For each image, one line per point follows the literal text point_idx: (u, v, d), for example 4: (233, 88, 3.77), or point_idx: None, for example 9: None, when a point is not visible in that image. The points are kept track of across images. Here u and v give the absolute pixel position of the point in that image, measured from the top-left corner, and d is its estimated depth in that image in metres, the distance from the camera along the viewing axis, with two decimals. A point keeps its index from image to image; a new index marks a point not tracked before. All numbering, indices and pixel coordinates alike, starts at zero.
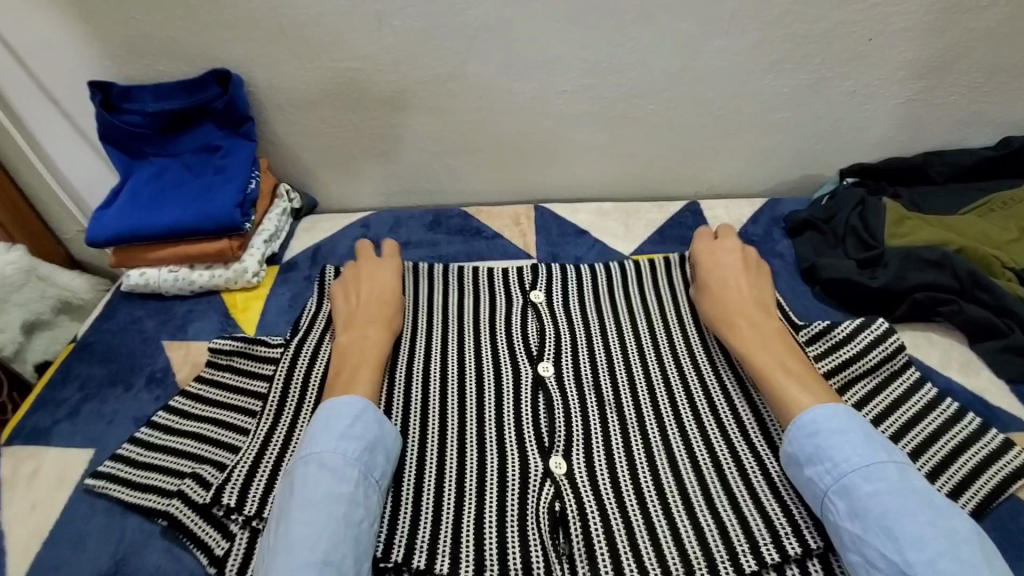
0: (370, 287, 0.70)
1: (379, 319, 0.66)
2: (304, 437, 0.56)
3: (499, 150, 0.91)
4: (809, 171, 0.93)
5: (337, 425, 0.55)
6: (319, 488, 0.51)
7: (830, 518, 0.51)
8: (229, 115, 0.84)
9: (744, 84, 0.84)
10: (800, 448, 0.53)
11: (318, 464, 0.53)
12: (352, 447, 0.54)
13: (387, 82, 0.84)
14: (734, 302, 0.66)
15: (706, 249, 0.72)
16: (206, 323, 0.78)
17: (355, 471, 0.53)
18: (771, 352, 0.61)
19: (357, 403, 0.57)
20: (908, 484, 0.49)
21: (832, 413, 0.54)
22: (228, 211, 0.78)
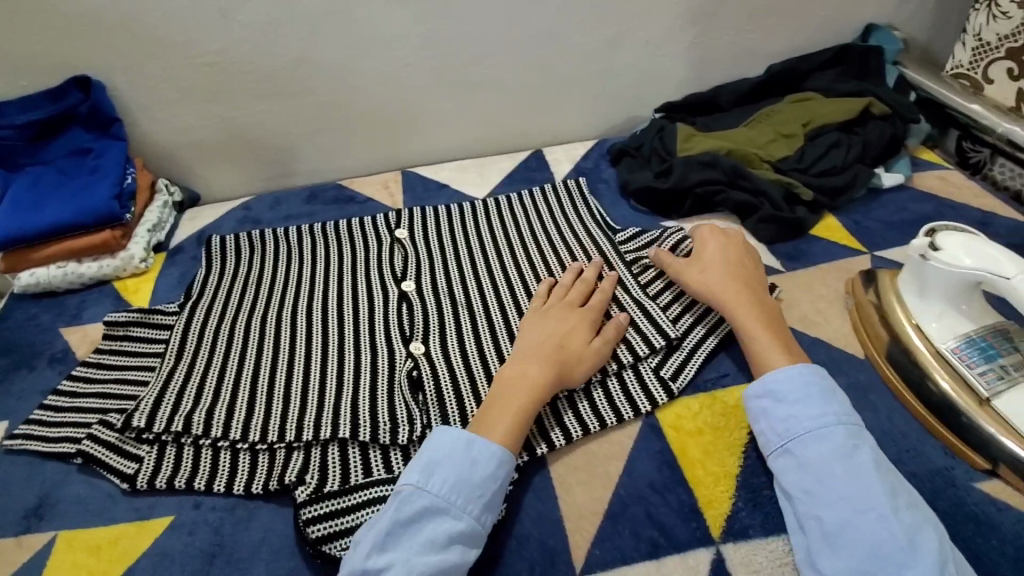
0: (573, 318, 0.66)
1: (549, 357, 0.62)
2: (435, 470, 0.53)
3: (361, 125, 1.02)
4: (630, 113, 1.11)
5: (484, 486, 0.53)
6: (454, 564, 0.49)
7: (801, 455, 0.53)
8: (96, 118, 0.91)
9: (558, 45, 0.99)
10: (790, 389, 0.56)
11: (457, 522, 0.51)
12: (483, 514, 0.53)
13: (244, 73, 0.93)
14: (732, 276, 0.68)
15: (713, 229, 0.75)
16: (100, 307, 0.85)
17: (479, 547, 0.52)
18: (762, 321, 0.63)
19: (507, 466, 0.55)
20: (885, 455, 0.53)
21: (826, 378, 0.58)
22: (106, 203, 0.85)
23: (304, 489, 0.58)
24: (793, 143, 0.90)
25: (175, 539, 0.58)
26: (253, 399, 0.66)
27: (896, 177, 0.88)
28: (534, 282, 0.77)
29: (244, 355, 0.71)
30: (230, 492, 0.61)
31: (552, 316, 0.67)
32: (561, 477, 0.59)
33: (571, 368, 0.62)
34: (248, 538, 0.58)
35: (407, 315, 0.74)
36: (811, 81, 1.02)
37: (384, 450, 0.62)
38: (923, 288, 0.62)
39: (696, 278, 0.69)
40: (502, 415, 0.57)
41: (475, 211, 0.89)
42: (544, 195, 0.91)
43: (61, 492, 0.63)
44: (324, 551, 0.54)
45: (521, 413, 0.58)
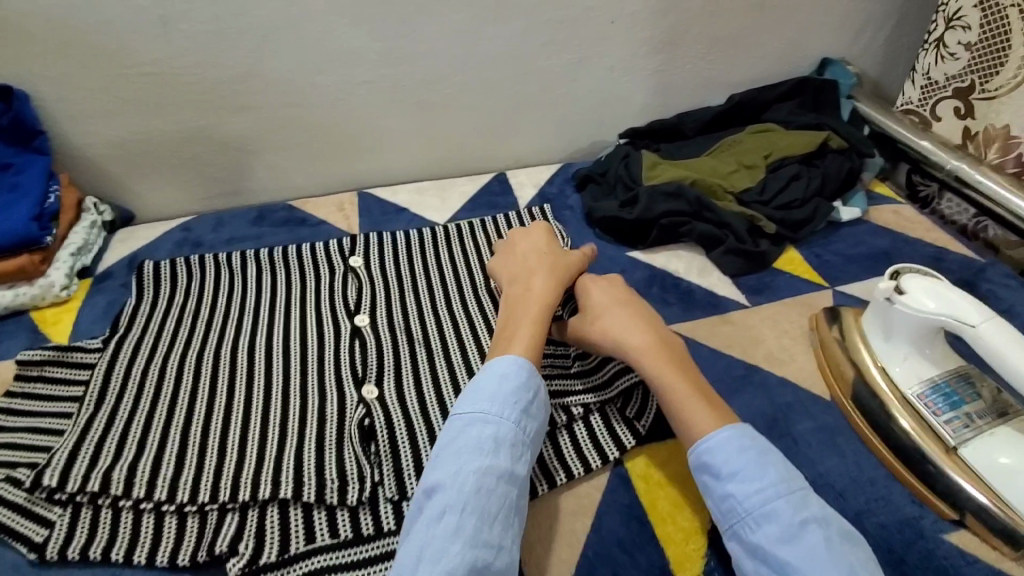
0: (544, 240, 0.73)
1: (543, 273, 0.67)
2: (477, 390, 0.55)
3: (314, 143, 0.97)
4: (594, 138, 1.09)
5: (522, 395, 0.55)
6: (506, 467, 0.51)
7: (749, 540, 0.49)
8: (15, 129, 0.82)
9: (523, 67, 0.97)
10: (724, 460, 0.52)
11: (500, 429, 0.53)
12: (528, 423, 0.54)
13: (185, 84, 0.86)
14: (632, 319, 0.63)
15: (592, 278, 0.70)
16: (12, 342, 0.76)
17: (528, 454, 0.53)
18: (675, 365, 0.59)
19: (538, 376, 0.57)
20: (838, 522, 0.49)
21: (754, 434, 0.54)
22: (23, 225, 0.77)
23: (237, 561, 0.52)
24: (755, 175, 0.90)
25: None
26: (184, 452, 0.59)
27: (853, 212, 0.90)
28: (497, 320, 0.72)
29: (175, 399, 0.64)
30: (152, 564, 0.54)
31: (523, 241, 0.73)
32: (526, 536, 0.55)
33: (564, 274, 0.68)
34: None
35: (360, 354, 0.69)
36: (770, 112, 1.03)
37: (330, 511, 0.56)
38: (888, 331, 0.62)
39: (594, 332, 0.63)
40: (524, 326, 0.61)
41: (434, 237, 0.85)
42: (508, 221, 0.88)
43: None
44: None
45: (540, 320, 0.62)
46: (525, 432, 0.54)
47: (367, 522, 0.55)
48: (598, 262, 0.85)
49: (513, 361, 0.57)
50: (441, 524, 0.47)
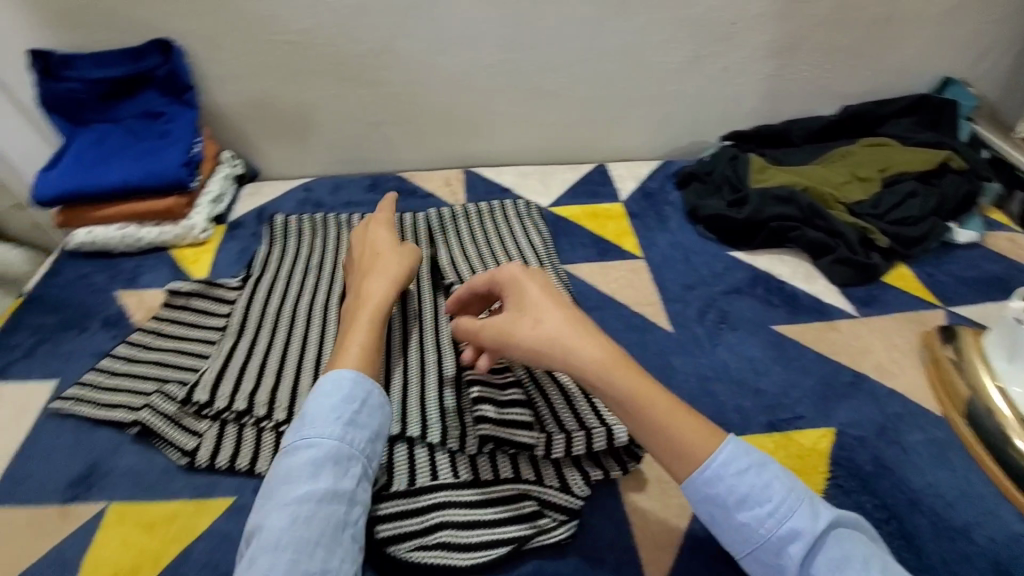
0: (385, 242, 0.70)
1: (378, 277, 0.64)
2: (300, 416, 0.52)
3: (429, 119, 1.02)
4: (696, 138, 1.10)
5: (345, 409, 0.52)
6: (328, 488, 0.48)
7: (774, 564, 0.46)
8: (171, 82, 0.89)
9: (638, 62, 0.99)
10: (728, 489, 0.47)
11: (327, 449, 0.50)
12: (357, 437, 0.51)
13: (324, 55, 0.92)
14: (576, 321, 0.54)
15: (519, 271, 0.59)
16: (158, 274, 0.83)
17: (357, 467, 0.51)
18: (635, 372, 0.51)
19: (365, 386, 0.54)
20: (839, 516, 0.46)
21: (745, 447, 0.49)
22: (175, 169, 0.84)
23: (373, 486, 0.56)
24: (867, 188, 0.89)
25: (236, 523, 0.55)
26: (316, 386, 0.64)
27: (970, 235, 0.88)
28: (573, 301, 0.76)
29: (307, 340, 0.70)
30: None
31: (358, 251, 0.71)
32: (637, 504, 0.57)
33: (398, 273, 0.66)
34: None
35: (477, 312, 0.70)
36: (885, 127, 1.02)
37: (452, 455, 0.59)
38: (1014, 353, 0.63)
39: (542, 339, 0.53)
40: (356, 336, 0.58)
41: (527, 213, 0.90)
42: (515, 209, 0.90)
43: (112, 462, 0.60)
44: (388, 552, 0.52)
45: (370, 327, 0.59)
46: (355, 445, 0.51)
47: (486, 468, 0.58)
48: (701, 259, 0.86)
49: (342, 371, 0.54)
50: (259, 561, 0.44)
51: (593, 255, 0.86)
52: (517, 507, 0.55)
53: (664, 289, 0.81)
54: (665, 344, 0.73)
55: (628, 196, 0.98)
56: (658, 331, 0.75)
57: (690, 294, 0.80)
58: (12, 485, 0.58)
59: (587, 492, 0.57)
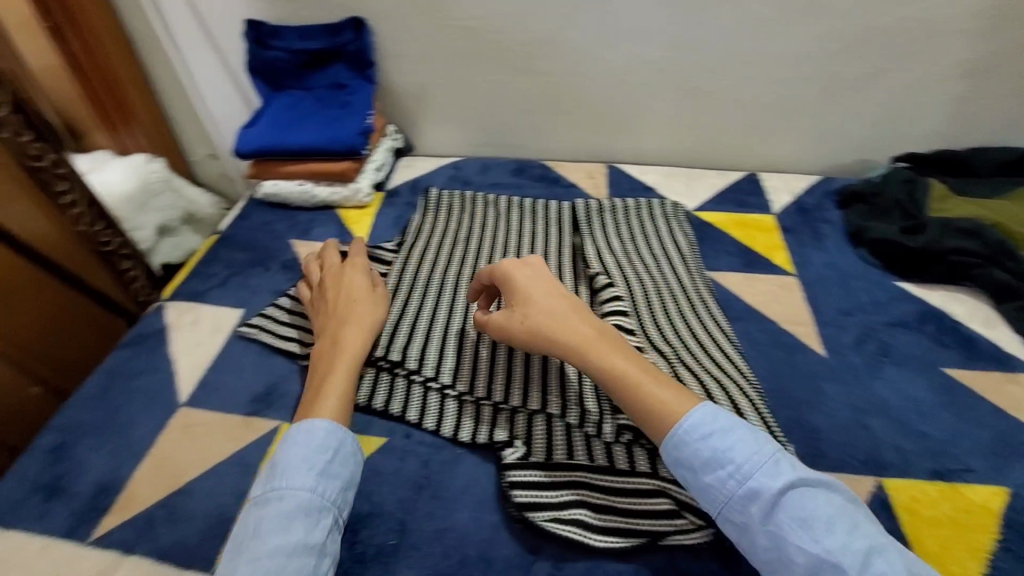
0: (354, 283, 0.71)
1: (351, 325, 0.65)
2: (273, 467, 0.52)
3: (582, 111, 1.03)
4: (861, 156, 1.02)
5: (317, 459, 0.52)
6: (298, 540, 0.47)
7: (739, 522, 0.48)
8: (358, 58, 0.97)
9: (812, 70, 0.93)
10: (693, 453, 0.50)
11: (299, 499, 0.50)
12: (328, 487, 0.51)
13: (494, 41, 0.96)
14: (557, 307, 0.59)
15: (512, 263, 0.64)
16: (326, 229, 0.92)
17: (328, 519, 0.50)
18: (608, 350, 0.56)
19: (337, 434, 0.54)
20: (804, 475, 0.48)
21: (714, 414, 0.52)
22: (352, 137, 0.92)
23: (513, 452, 0.59)
24: None
25: (387, 461, 0.60)
26: (461, 349, 0.67)
27: None
28: (720, 310, 0.74)
29: (454, 309, 0.72)
30: (438, 432, 0.62)
31: (332, 292, 0.70)
32: None
33: (370, 322, 0.67)
34: (453, 481, 0.58)
35: (625, 304, 0.69)
36: None
37: (586, 438, 0.60)
38: None
39: (532, 332, 0.58)
40: (336, 388, 0.59)
41: (673, 215, 0.88)
42: (669, 211, 0.89)
43: (286, 387, 0.68)
44: (526, 517, 0.54)
45: (347, 376, 0.61)
46: (326, 495, 0.51)
47: (621, 457, 0.58)
48: (860, 285, 0.80)
49: (316, 420, 0.55)
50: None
51: (740, 265, 0.83)
52: (651, 502, 0.55)
53: (816, 311, 0.76)
54: (815, 367, 0.69)
55: (781, 209, 0.93)
56: (808, 353, 0.71)
57: (846, 320, 0.75)
58: (206, 392, 0.67)
59: None
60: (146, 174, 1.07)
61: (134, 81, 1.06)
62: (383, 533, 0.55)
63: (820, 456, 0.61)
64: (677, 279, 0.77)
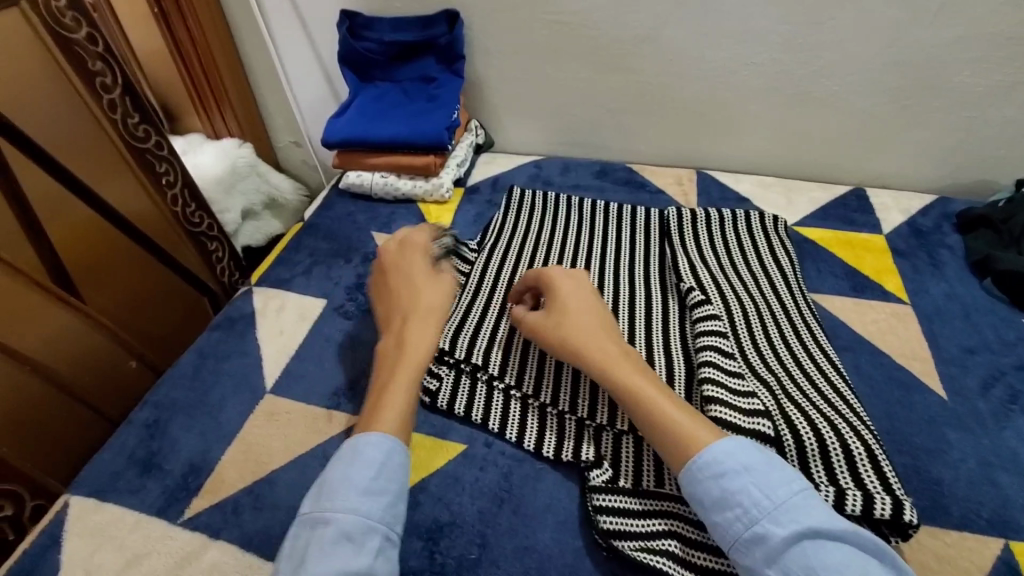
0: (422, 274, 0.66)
1: (419, 325, 0.61)
2: (320, 483, 0.50)
3: (674, 113, 0.98)
4: (985, 176, 0.93)
5: (361, 475, 0.48)
6: (348, 565, 0.44)
7: (746, 567, 0.44)
8: (448, 51, 0.96)
9: (939, 79, 0.84)
10: (703, 489, 0.47)
11: (346, 519, 0.47)
12: (376, 504, 0.48)
13: (587, 37, 0.93)
14: (587, 321, 0.59)
15: (555, 273, 0.64)
16: (407, 223, 0.91)
17: (373, 541, 0.46)
18: (628, 369, 0.54)
19: (383, 447, 0.51)
20: (822, 524, 0.42)
21: (731, 448, 0.47)
22: (438, 132, 0.91)
23: (600, 474, 0.56)
24: None
25: (467, 470, 0.59)
26: (544, 359, 0.65)
27: None
28: (825, 336, 0.68)
29: None
30: (519, 444, 0.60)
31: (392, 277, 0.66)
32: None
33: (436, 318, 0.62)
34: (535, 498, 0.56)
35: (722, 324, 0.64)
36: None
37: None
38: None
39: (558, 341, 0.59)
40: (398, 395, 0.55)
41: (772, 229, 0.82)
42: (769, 225, 0.83)
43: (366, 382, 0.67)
44: (614, 546, 0.51)
45: (410, 384, 0.57)
46: (372, 514, 0.48)
47: None
48: (986, 321, 0.72)
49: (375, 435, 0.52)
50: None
51: (845, 289, 0.77)
52: None
53: (934, 346, 0.69)
54: (932, 410, 0.62)
55: (893, 230, 0.86)
56: (925, 393, 0.64)
57: (970, 359, 0.68)
58: (290, 380, 0.68)
59: None
60: (236, 158, 1.10)
61: (230, 67, 1.09)
62: (461, 546, 0.53)
63: (940, 511, 0.55)
64: (779, 301, 0.71)
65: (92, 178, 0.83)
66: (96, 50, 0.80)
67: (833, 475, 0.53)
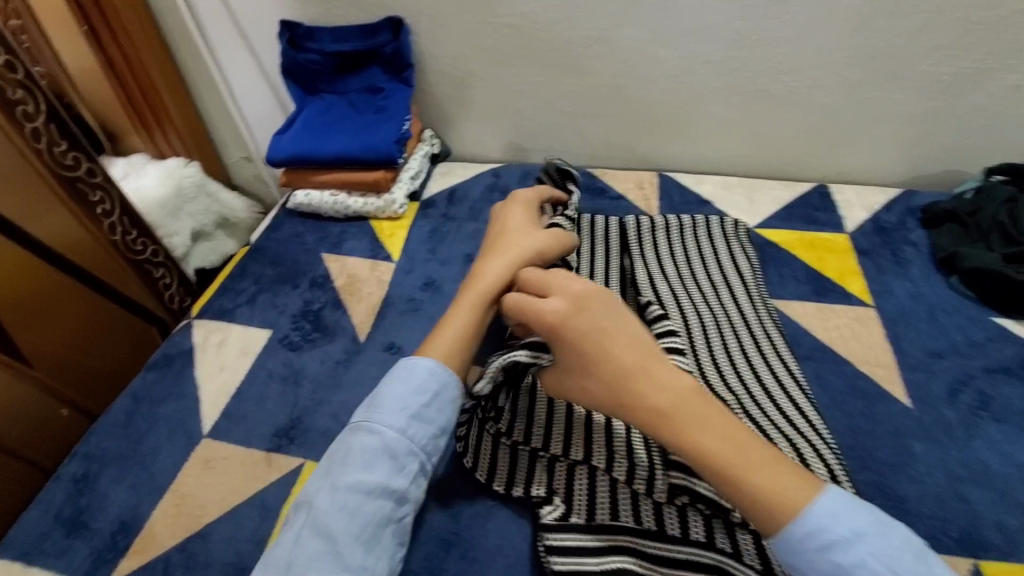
0: (521, 227, 0.67)
1: (501, 263, 0.63)
2: (375, 396, 0.56)
3: (632, 116, 0.95)
4: (950, 166, 0.91)
5: (413, 401, 0.54)
6: (381, 480, 0.51)
7: None
8: (395, 60, 0.92)
9: (897, 71, 0.82)
10: (811, 564, 0.43)
11: (391, 436, 0.53)
12: (421, 431, 0.54)
13: (539, 39, 0.89)
14: (621, 358, 0.50)
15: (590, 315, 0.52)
16: (358, 242, 0.88)
17: (413, 464, 0.53)
18: (700, 430, 0.47)
19: (438, 381, 0.56)
20: None
21: (834, 509, 0.44)
22: (386, 145, 0.87)
23: (552, 511, 0.53)
24: None
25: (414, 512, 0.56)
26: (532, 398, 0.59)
27: None
28: (785, 348, 0.66)
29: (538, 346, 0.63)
30: (472, 480, 0.58)
31: (501, 225, 0.69)
32: None
33: (519, 258, 0.63)
34: (486, 540, 0.54)
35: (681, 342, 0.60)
36: None
37: (634, 495, 0.54)
38: None
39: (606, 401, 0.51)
40: (452, 326, 0.59)
41: (733, 234, 0.80)
42: (729, 230, 0.81)
43: (310, 420, 0.64)
44: None
45: (469, 317, 0.60)
46: (415, 439, 0.54)
47: (674, 523, 0.52)
48: (952, 321, 0.70)
49: (420, 361, 0.57)
50: (314, 532, 0.48)
51: (809, 294, 0.75)
52: None
53: (900, 351, 0.67)
54: (900, 421, 0.60)
55: (856, 228, 0.84)
56: (889, 402, 0.62)
57: (936, 364, 0.65)
58: (229, 422, 0.65)
59: None
60: (180, 177, 1.03)
61: (168, 82, 1.03)
62: None
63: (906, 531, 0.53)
64: (739, 313, 0.69)
65: (19, 216, 0.78)
66: (15, 78, 0.76)
67: None
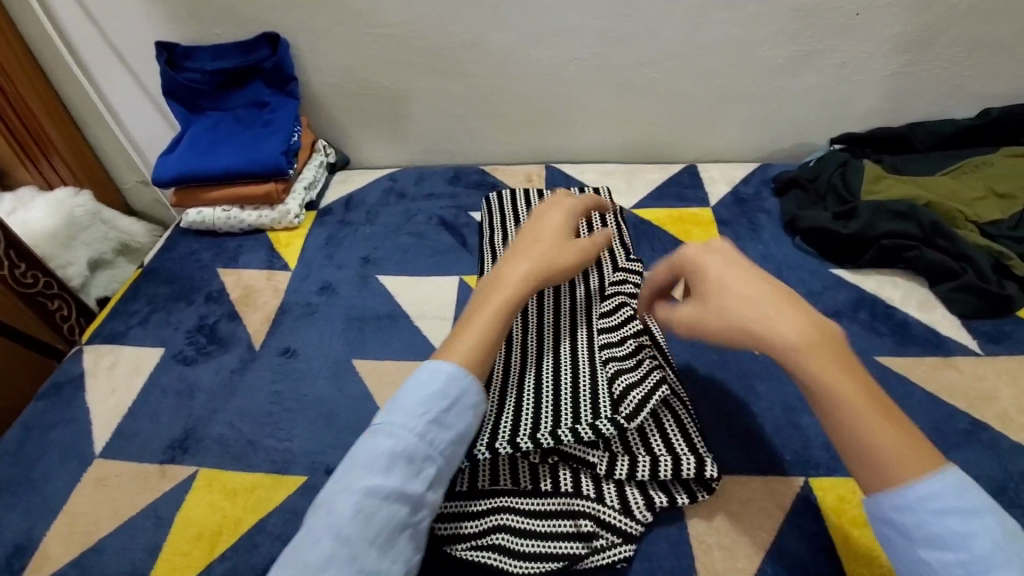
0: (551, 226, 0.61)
1: (528, 261, 0.57)
2: (390, 400, 0.49)
3: (515, 113, 1.01)
4: (800, 140, 1.01)
5: (434, 405, 0.47)
6: (395, 488, 0.44)
7: None
8: (277, 74, 0.94)
9: (741, 57, 0.91)
10: (913, 521, 0.39)
11: (408, 443, 0.46)
12: (439, 436, 0.47)
13: (417, 46, 0.93)
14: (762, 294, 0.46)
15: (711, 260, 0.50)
16: (255, 254, 0.89)
17: (431, 468, 0.47)
18: (844, 373, 0.42)
19: (461, 383, 0.49)
20: None
21: (962, 483, 0.39)
22: (274, 158, 0.89)
23: None
24: (1007, 207, 0.78)
25: (307, 501, 0.58)
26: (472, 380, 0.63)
27: None
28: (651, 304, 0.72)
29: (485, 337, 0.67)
30: None
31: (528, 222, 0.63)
32: (700, 536, 0.55)
33: (552, 257, 0.58)
34: None
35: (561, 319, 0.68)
36: None
37: (513, 459, 0.59)
38: None
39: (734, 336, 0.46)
40: (477, 331, 0.52)
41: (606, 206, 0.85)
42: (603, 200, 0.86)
43: (204, 429, 0.65)
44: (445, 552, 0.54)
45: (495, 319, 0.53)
46: (434, 444, 0.47)
47: (546, 479, 0.57)
48: (795, 275, 0.79)
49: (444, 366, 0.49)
50: (322, 543, 0.41)
51: None
52: (574, 524, 0.55)
53: None
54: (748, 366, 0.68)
55: (718, 201, 0.92)
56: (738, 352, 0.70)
57: None
58: (122, 440, 0.65)
59: (648, 518, 0.55)
60: (71, 207, 1.01)
61: (48, 110, 1.01)
62: None
63: (749, 460, 0.60)
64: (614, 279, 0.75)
65: None
66: None
67: (649, 446, 0.58)
